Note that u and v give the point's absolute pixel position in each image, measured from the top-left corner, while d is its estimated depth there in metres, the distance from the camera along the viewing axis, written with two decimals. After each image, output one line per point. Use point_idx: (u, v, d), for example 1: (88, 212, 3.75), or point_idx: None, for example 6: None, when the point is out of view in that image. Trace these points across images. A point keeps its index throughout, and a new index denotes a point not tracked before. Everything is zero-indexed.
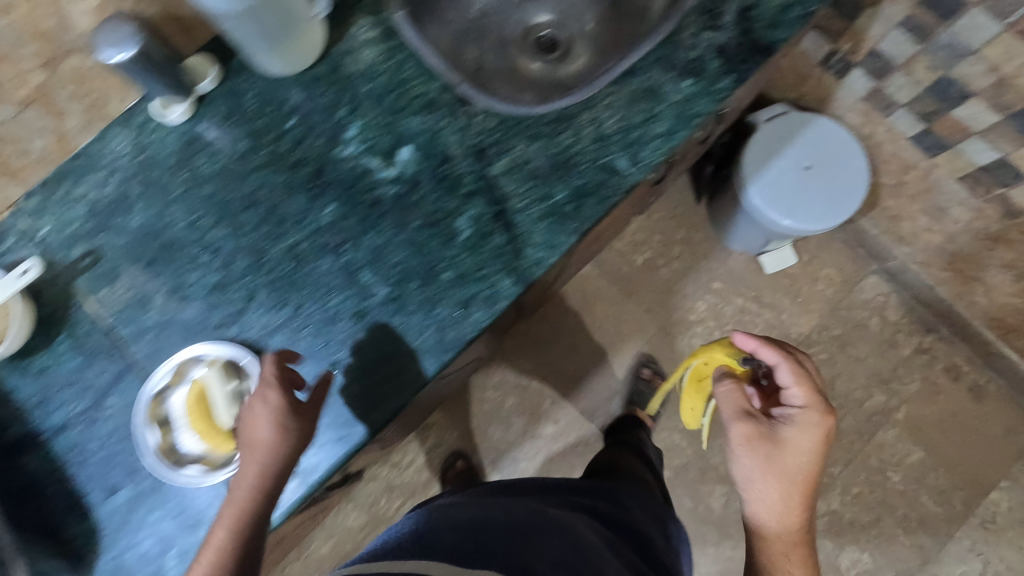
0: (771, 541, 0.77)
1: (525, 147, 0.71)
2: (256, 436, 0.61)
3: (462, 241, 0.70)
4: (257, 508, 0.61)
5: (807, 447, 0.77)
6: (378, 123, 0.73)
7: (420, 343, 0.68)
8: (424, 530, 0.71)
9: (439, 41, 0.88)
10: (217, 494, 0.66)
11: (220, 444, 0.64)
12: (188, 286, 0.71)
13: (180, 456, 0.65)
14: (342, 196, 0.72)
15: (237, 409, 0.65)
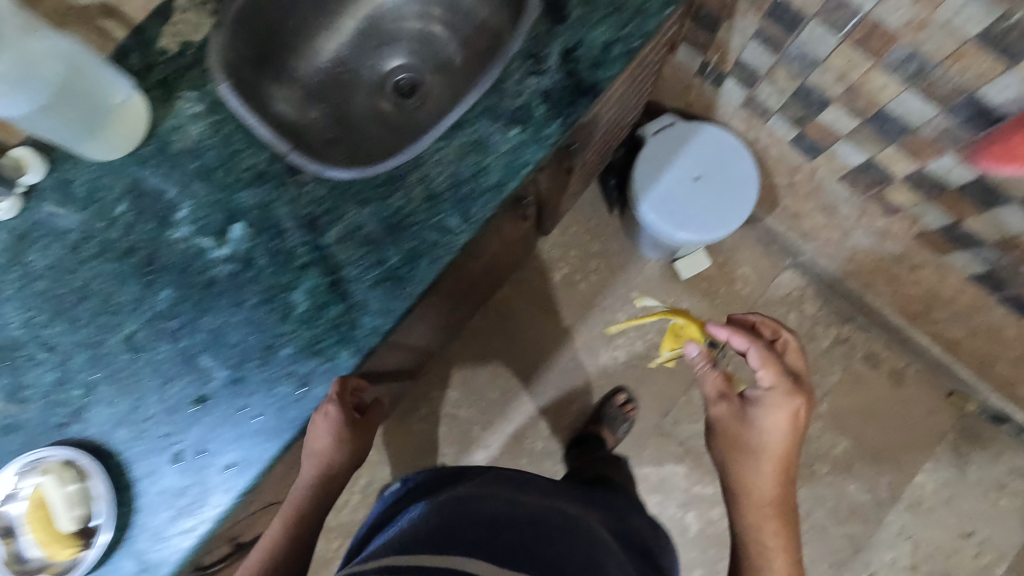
0: (748, 513, 0.81)
1: (357, 213, 0.70)
2: (320, 442, 0.74)
3: (300, 316, 0.69)
4: (318, 493, 0.79)
5: (777, 428, 0.78)
6: (208, 200, 0.72)
7: (263, 423, 0.68)
8: (447, 530, 0.68)
9: (285, 101, 0.87)
10: None
11: (59, 550, 0.66)
12: (26, 387, 0.69)
13: (24, 564, 0.66)
14: (176, 280, 0.71)
15: (77, 513, 0.65)
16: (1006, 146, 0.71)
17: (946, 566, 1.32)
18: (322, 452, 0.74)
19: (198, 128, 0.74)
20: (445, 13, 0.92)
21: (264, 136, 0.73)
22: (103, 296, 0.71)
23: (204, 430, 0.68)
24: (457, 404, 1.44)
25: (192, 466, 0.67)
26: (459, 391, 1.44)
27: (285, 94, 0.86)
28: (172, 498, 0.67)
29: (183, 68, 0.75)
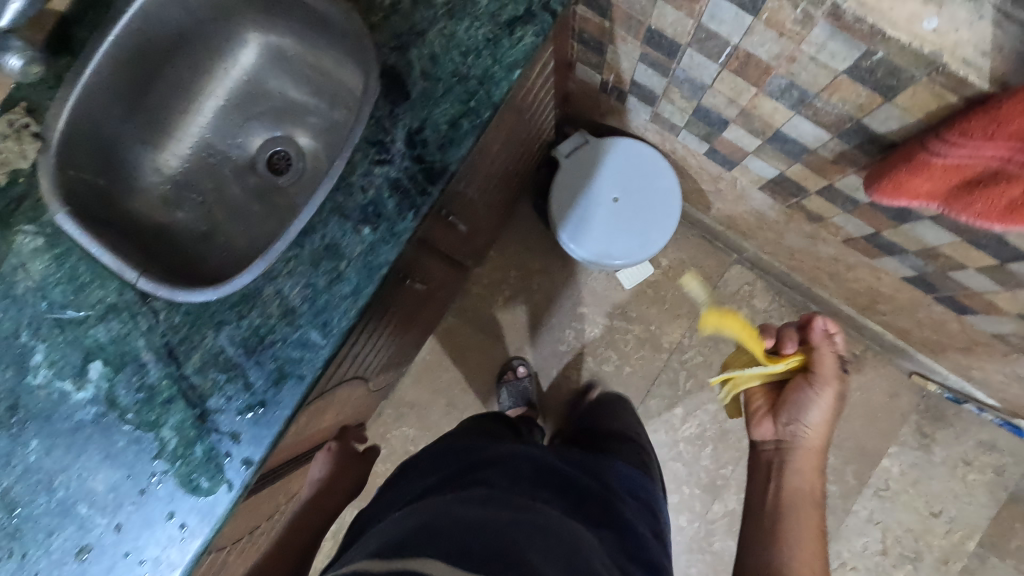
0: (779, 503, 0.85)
1: (213, 337, 0.67)
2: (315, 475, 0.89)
3: (170, 455, 0.66)
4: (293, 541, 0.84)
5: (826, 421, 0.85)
6: (62, 340, 0.69)
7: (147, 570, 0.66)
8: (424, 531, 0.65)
9: (149, 202, 0.82)
10: None
11: None
12: None
13: None
14: (42, 428, 0.68)
15: None
16: (894, 180, 0.64)
17: (918, 548, 1.31)
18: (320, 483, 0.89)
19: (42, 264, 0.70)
20: (305, 80, 0.86)
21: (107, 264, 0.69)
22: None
23: None
24: (415, 441, 1.43)
25: None
26: (416, 428, 1.43)
27: (146, 197, 0.82)
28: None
29: (20, 198, 0.71)
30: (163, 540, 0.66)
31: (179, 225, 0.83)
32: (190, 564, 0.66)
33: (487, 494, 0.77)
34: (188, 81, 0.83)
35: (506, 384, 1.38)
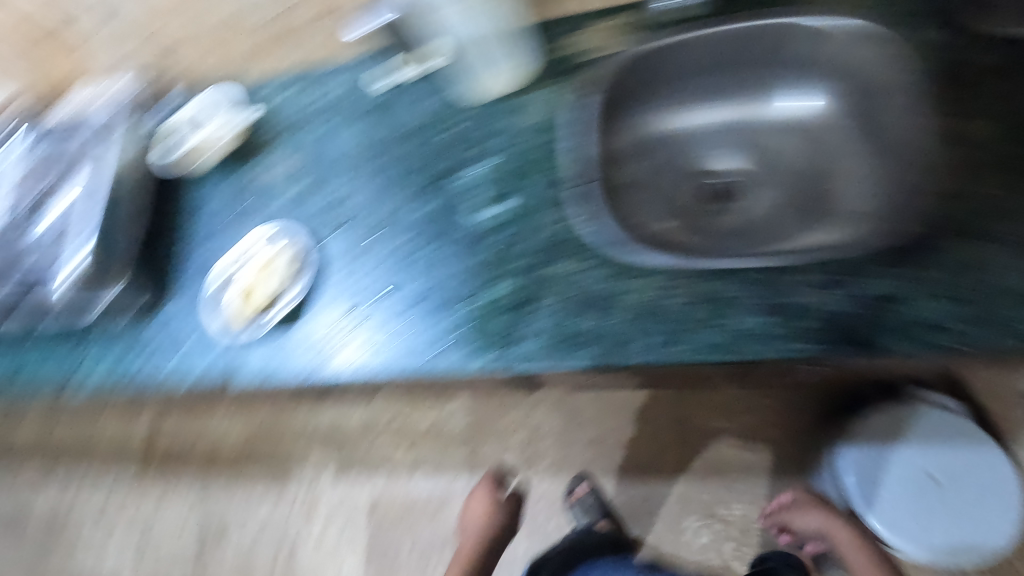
0: None
1: (567, 267, 0.78)
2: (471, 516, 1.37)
3: (461, 314, 0.78)
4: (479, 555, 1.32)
5: None
6: (472, 181, 0.85)
7: (370, 342, 0.79)
8: None
9: (621, 136, 0.91)
10: (229, 335, 0.83)
11: (247, 308, 0.83)
12: (320, 191, 0.91)
13: (229, 296, 0.85)
14: (445, 204, 0.85)
15: (274, 288, 0.83)
16: None
17: None
18: (476, 512, 1.37)
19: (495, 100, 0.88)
20: (796, 156, 0.90)
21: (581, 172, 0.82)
22: (329, 201, 0.90)
23: (357, 323, 0.80)
24: (542, 436, 1.48)
25: (338, 324, 0.81)
26: (561, 425, 1.47)
27: (617, 138, 0.91)
28: (286, 356, 0.80)
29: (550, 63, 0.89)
30: (409, 356, 0.77)
31: (642, 168, 0.91)
32: (394, 375, 0.77)
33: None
34: (734, 87, 0.90)
35: (575, 504, 1.40)
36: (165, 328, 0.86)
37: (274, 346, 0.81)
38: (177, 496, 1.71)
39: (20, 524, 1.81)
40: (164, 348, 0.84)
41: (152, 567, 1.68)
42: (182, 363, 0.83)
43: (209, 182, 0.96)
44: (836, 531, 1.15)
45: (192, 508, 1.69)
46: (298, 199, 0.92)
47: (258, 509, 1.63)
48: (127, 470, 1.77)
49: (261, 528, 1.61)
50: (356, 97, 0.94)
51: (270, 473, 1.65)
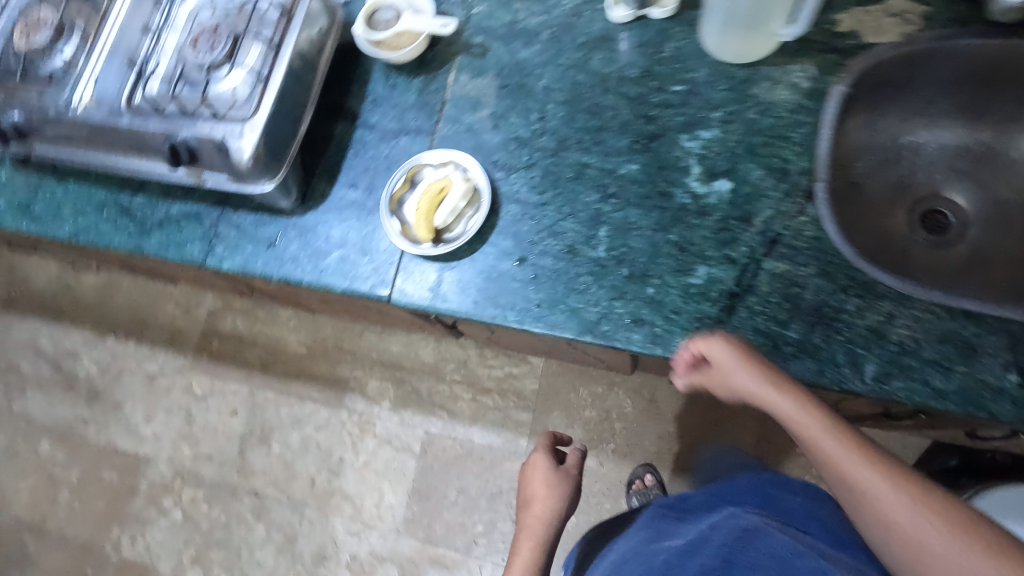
0: None
1: (774, 265, 0.70)
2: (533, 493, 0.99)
3: (645, 293, 0.72)
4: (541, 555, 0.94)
5: None
6: (691, 148, 0.76)
7: (545, 296, 0.75)
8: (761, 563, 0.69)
9: (852, 132, 0.83)
10: (395, 253, 0.81)
11: (419, 228, 0.79)
12: (506, 121, 0.83)
13: (398, 211, 0.81)
14: (648, 166, 0.77)
15: (451, 219, 0.78)
16: None
17: None
18: (536, 496, 0.98)
19: (736, 66, 0.78)
20: None
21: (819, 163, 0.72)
22: (515, 137, 0.82)
23: (534, 276, 0.76)
24: (617, 416, 1.45)
25: (514, 271, 0.77)
26: (635, 411, 1.44)
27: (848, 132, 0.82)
28: (450, 296, 0.78)
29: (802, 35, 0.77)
30: (580, 324, 0.73)
31: (856, 174, 0.84)
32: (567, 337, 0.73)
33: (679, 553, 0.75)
34: (993, 112, 0.81)
35: (635, 492, 1.34)
36: (328, 230, 0.85)
37: (438, 283, 0.79)
38: (225, 395, 1.68)
39: (61, 383, 1.80)
40: (324, 249, 0.84)
41: (184, 463, 1.65)
42: (337, 277, 0.82)
43: (384, 84, 0.89)
44: (776, 407, 0.64)
45: (237, 410, 1.66)
46: (483, 125, 0.84)
47: (306, 425, 1.60)
48: (177, 356, 1.75)
49: (307, 444, 1.59)
50: (572, 28, 0.85)
51: (326, 392, 1.62)
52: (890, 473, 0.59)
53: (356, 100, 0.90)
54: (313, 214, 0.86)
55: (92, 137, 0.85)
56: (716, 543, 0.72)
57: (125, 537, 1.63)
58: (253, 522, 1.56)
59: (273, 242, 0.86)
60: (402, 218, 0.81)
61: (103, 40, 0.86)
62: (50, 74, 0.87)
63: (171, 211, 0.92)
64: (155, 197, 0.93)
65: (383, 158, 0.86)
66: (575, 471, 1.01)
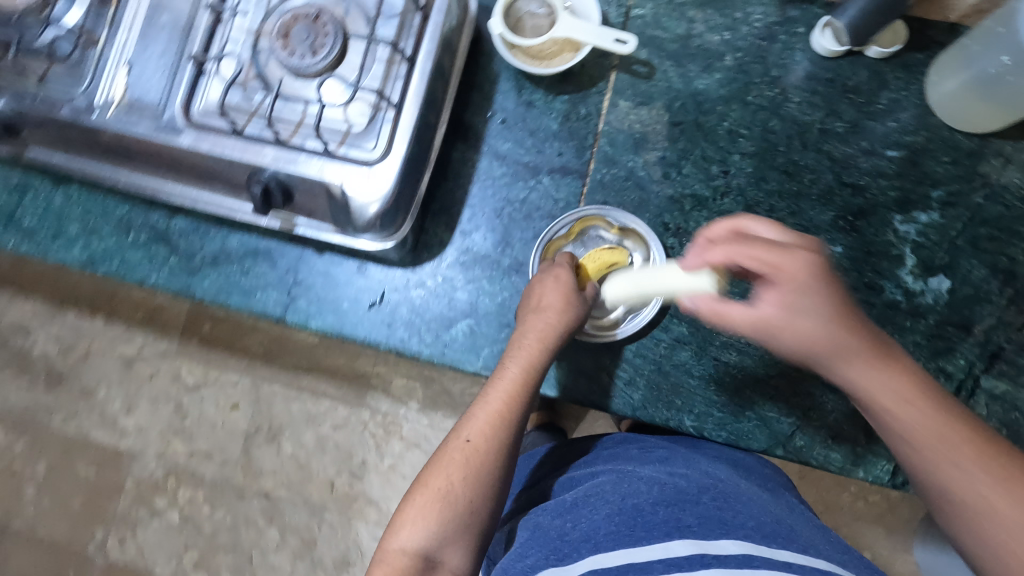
0: None
1: (993, 385, 0.63)
2: (546, 300, 0.60)
3: (847, 406, 0.63)
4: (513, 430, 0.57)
5: None
6: (906, 233, 0.65)
7: (731, 400, 0.65)
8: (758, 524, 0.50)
9: None
10: None
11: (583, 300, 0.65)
12: (679, 172, 0.68)
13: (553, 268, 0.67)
14: (853, 250, 0.66)
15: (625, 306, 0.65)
16: None
17: None
18: (544, 308, 0.59)
19: (965, 135, 0.65)
20: None
21: None
22: (690, 194, 0.68)
23: (718, 375, 0.65)
24: None
25: (691, 365, 0.65)
26: None
27: None
28: (612, 390, 0.65)
29: None
30: (771, 437, 0.64)
31: None
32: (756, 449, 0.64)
33: (611, 515, 0.52)
34: None
35: None
36: (452, 291, 0.68)
37: (599, 372, 0.66)
38: (223, 386, 1.49)
39: (13, 363, 1.52)
40: (448, 315, 0.68)
41: (177, 460, 1.48)
42: (467, 354, 0.67)
43: (516, 99, 0.70)
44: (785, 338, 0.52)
45: (238, 403, 1.48)
46: (650, 174, 0.68)
47: (322, 424, 1.46)
48: (160, 338, 1.51)
49: (323, 444, 1.45)
50: (763, 55, 0.69)
51: (345, 389, 1.47)
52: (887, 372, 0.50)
53: (478, 116, 0.70)
54: (430, 268, 0.69)
55: (127, 153, 0.62)
56: (697, 501, 0.52)
57: (111, 538, 1.47)
58: (265, 525, 1.45)
59: (379, 300, 0.69)
60: None
61: (136, 6, 0.60)
62: (52, 48, 0.61)
63: (228, 244, 0.71)
64: (204, 223, 0.72)
65: (519, 202, 0.69)
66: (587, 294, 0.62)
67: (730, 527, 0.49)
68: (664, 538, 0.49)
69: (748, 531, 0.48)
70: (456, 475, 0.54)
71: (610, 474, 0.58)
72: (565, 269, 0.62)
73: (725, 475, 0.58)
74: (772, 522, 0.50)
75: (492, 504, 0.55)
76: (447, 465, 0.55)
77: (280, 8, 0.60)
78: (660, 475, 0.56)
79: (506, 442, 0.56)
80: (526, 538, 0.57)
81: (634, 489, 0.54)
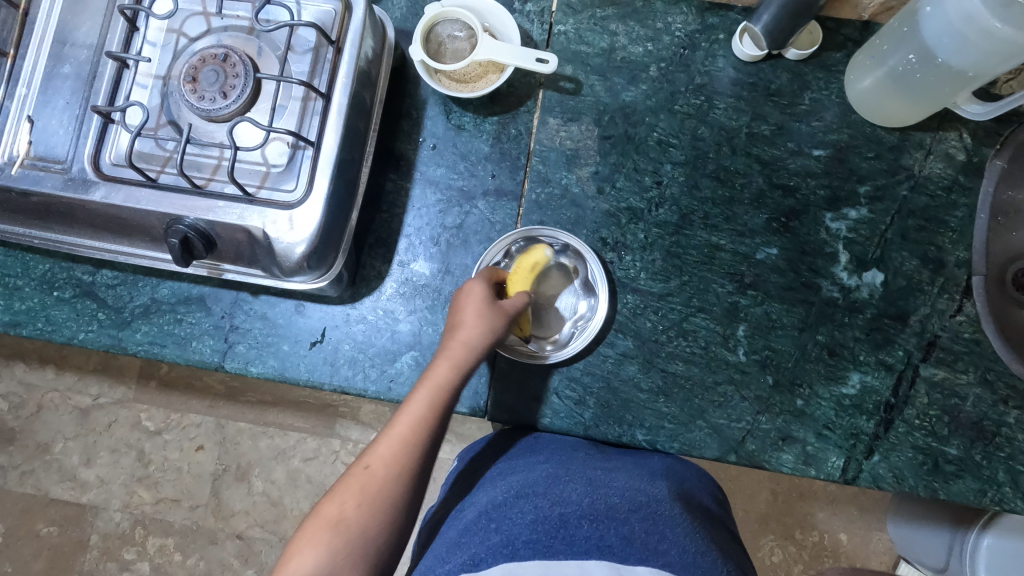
0: None
1: (932, 372, 0.64)
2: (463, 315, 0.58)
3: (794, 406, 0.64)
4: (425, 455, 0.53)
5: None
6: (838, 231, 0.66)
7: (681, 411, 0.64)
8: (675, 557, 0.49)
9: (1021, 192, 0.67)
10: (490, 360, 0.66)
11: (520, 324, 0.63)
12: (614, 186, 0.68)
13: None
14: (788, 249, 0.66)
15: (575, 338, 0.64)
16: None
17: None
18: (461, 323, 0.57)
19: (886, 130, 0.67)
20: None
21: (976, 253, 0.65)
22: (626, 207, 0.68)
23: (667, 386, 0.65)
24: None
25: (639, 379, 0.65)
26: None
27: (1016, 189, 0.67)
28: (561, 410, 0.65)
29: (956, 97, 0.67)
30: (723, 444, 0.64)
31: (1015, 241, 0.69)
32: (708, 457, 0.64)
33: (533, 524, 0.51)
34: None
35: None
36: (395, 323, 0.67)
37: (546, 395, 0.65)
38: (186, 428, 1.45)
39: None
40: (392, 349, 0.67)
41: (143, 509, 1.43)
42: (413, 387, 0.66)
43: (445, 124, 0.69)
44: None
45: (203, 445, 1.44)
46: (584, 190, 0.68)
47: (292, 458, 1.43)
48: (116, 385, 1.46)
49: (295, 479, 1.42)
50: (687, 64, 0.69)
51: (313, 420, 1.44)
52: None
53: (407, 144, 0.69)
54: (369, 301, 0.67)
55: (34, 212, 0.59)
56: (622, 525, 0.51)
57: None
58: (240, 567, 1.41)
59: (320, 339, 0.67)
60: None
61: (35, 56, 0.58)
62: None
63: (159, 293, 0.69)
64: (131, 274, 0.69)
65: (455, 228, 0.68)
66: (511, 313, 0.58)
67: (648, 556, 0.48)
68: (581, 559, 0.48)
69: (668, 560, 0.48)
70: (351, 501, 0.50)
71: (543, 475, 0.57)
72: (483, 279, 0.60)
73: (652, 488, 0.57)
74: (694, 552, 0.50)
75: (398, 531, 0.51)
76: (347, 491, 0.51)
77: (188, 49, 0.59)
78: (592, 486, 0.56)
79: (414, 468, 0.52)
80: (451, 546, 0.53)
81: (563, 497, 0.54)
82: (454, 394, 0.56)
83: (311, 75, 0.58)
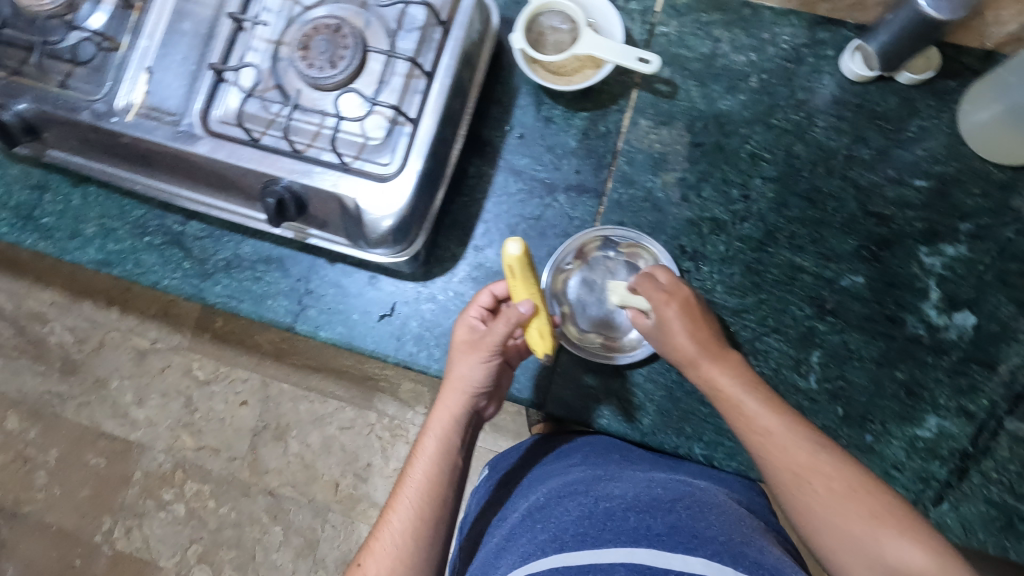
0: None
1: (1018, 426, 0.61)
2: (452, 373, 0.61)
3: (863, 441, 0.62)
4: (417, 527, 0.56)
5: None
6: (931, 266, 0.63)
7: None
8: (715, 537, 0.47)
9: None
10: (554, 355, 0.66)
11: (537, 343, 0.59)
12: (699, 195, 0.67)
13: (562, 295, 0.67)
14: (874, 279, 0.64)
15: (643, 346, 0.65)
16: None
17: None
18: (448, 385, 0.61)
19: (997, 167, 0.63)
20: None
21: None
22: (709, 217, 0.66)
23: None
24: None
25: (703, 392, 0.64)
26: None
27: None
28: (620, 414, 0.64)
29: None
30: None
31: None
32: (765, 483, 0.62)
33: (580, 521, 0.51)
34: None
35: None
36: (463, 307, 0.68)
37: (606, 395, 0.65)
38: (233, 382, 1.50)
39: (29, 351, 1.54)
40: None
41: (185, 454, 1.49)
42: None
43: (535, 114, 0.69)
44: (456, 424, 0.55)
45: (247, 400, 1.49)
46: (668, 196, 0.67)
47: (329, 425, 1.46)
48: (173, 333, 1.52)
49: (329, 445, 1.46)
50: (790, 78, 0.67)
51: (353, 391, 1.47)
52: (788, 423, 0.54)
53: (495, 131, 0.69)
54: (440, 282, 0.68)
55: (140, 158, 0.62)
56: (664, 512, 0.50)
57: (118, 529, 1.49)
58: (269, 522, 1.46)
59: (388, 313, 0.68)
60: (567, 300, 0.67)
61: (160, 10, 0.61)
62: (74, 51, 0.61)
63: (241, 250, 0.71)
64: (218, 228, 0.72)
65: (533, 219, 0.68)
66: (486, 355, 0.60)
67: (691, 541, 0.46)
68: (627, 545, 0.46)
69: (716, 549, 0.45)
70: None
71: (586, 478, 0.58)
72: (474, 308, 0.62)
73: (698, 489, 0.55)
74: (739, 541, 0.47)
75: None
76: None
77: (302, 18, 0.61)
78: (636, 484, 0.55)
79: (409, 544, 0.55)
80: (500, 552, 0.55)
81: (609, 494, 0.54)
82: (445, 461, 0.59)
83: (416, 52, 0.59)
